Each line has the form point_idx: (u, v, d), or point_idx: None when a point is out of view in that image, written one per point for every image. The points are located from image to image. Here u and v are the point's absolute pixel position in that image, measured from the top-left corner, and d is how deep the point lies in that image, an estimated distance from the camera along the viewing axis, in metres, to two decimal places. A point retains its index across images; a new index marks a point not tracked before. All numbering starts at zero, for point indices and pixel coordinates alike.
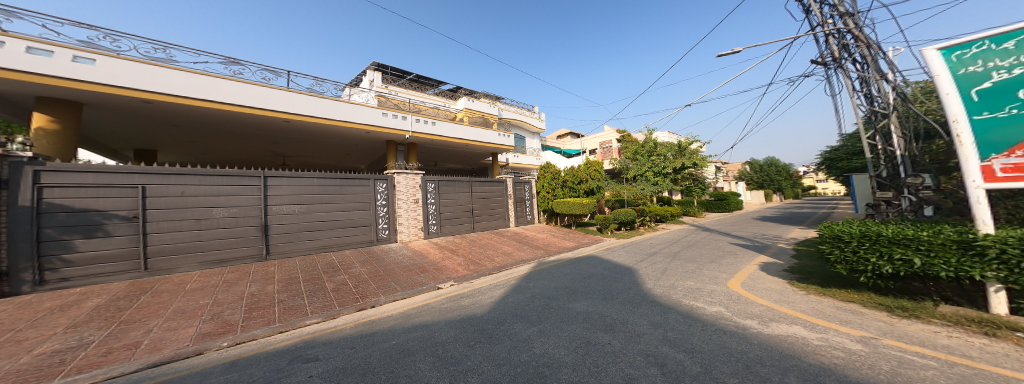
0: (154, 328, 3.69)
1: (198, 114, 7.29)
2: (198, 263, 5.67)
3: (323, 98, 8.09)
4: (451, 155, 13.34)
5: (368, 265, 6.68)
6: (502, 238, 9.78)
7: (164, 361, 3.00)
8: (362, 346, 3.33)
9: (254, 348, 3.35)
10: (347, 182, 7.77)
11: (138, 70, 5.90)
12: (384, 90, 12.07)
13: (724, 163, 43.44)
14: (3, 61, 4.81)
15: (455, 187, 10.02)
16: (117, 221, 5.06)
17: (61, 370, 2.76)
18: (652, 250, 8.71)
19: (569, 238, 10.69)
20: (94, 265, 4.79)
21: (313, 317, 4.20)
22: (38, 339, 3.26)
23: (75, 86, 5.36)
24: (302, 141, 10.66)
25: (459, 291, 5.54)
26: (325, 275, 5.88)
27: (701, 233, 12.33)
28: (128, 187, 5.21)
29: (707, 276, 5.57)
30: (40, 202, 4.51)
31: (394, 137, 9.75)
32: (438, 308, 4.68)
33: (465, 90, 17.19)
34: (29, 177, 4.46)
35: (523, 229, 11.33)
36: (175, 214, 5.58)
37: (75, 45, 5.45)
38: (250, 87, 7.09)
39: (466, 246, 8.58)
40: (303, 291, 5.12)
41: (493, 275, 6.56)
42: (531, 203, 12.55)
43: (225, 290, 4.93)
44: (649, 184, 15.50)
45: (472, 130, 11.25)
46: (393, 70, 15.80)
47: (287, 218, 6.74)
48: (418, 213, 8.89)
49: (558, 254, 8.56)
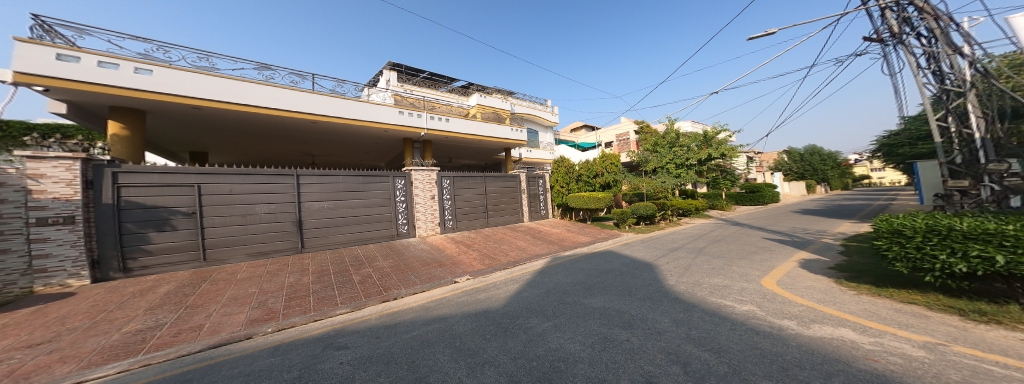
0: (213, 312, 4.08)
1: (239, 118, 7.85)
2: (245, 255, 6.17)
3: (347, 100, 8.45)
4: (466, 151, 13.53)
5: (390, 259, 6.97)
6: (517, 233, 9.81)
7: (220, 342, 3.33)
8: (386, 336, 3.50)
9: (293, 334, 3.61)
10: (370, 179, 8.10)
11: (188, 79, 6.41)
12: (401, 89, 12.38)
13: (758, 154, 40.49)
14: (81, 75, 5.44)
15: (470, 183, 10.14)
16: (180, 216, 5.62)
17: (142, 348, 3.15)
18: (674, 246, 8.38)
19: (585, 233, 10.52)
20: (164, 256, 5.40)
21: (342, 307, 4.46)
22: (125, 319, 3.74)
23: (138, 95, 5.94)
24: (328, 142, 11.24)
25: (475, 285, 5.65)
26: (352, 268, 6.20)
27: (730, 227, 11.65)
28: (186, 186, 5.74)
29: (737, 273, 5.30)
30: (120, 200, 5.14)
31: (410, 135, 10.01)
32: (456, 301, 4.81)
33: (478, 87, 17.27)
34: (109, 178, 5.06)
35: (537, 224, 11.30)
36: (225, 210, 6.08)
37: (133, 57, 5.99)
38: (283, 91, 7.53)
39: (482, 241, 8.71)
40: (333, 282, 5.44)
41: (509, 269, 6.64)
42: (545, 198, 12.46)
43: (269, 280, 5.35)
44: (671, 177, 14.84)
45: (485, 125, 11.29)
46: (407, 69, 16.07)
47: (318, 214, 7.15)
48: (435, 209, 9.08)
49: (573, 250, 8.48)
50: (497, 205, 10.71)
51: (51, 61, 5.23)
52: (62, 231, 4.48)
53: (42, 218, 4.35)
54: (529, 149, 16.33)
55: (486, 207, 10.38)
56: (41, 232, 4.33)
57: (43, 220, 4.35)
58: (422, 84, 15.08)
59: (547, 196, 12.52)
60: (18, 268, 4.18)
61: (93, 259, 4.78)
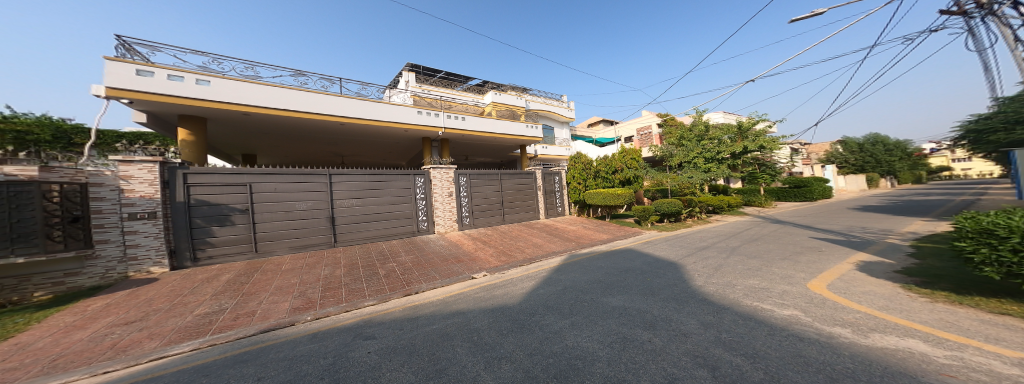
0: (263, 300, 4.51)
1: (281, 123, 8.49)
2: (289, 248, 6.74)
3: (376, 103, 8.89)
4: (482, 149, 13.69)
5: (412, 254, 7.26)
6: (533, 230, 9.80)
7: (270, 327, 3.67)
8: (409, 329, 3.66)
9: (328, 323, 3.88)
10: (394, 178, 8.44)
11: (239, 87, 7.04)
12: (418, 90, 12.74)
13: (805, 145, 36.88)
14: (155, 87, 6.17)
15: (486, 180, 10.23)
16: (236, 212, 6.27)
17: (207, 330, 3.56)
18: (702, 245, 7.94)
19: (604, 230, 10.27)
20: (224, 248, 6.08)
21: (370, 299, 4.71)
22: (192, 305, 4.24)
23: (199, 104, 6.62)
24: (355, 143, 11.87)
25: (492, 281, 5.74)
26: (377, 262, 6.53)
27: (771, 226, 10.78)
28: (239, 185, 6.36)
29: (778, 275, 4.95)
30: (189, 198, 5.88)
31: (428, 134, 10.29)
32: (473, 297, 4.93)
33: (493, 84, 17.34)
34: (181, 178, 5.82)
35: (553, 221, 11.22)
36: (271, 206, 6.65)
37: (194, 70, 6.66)
38: (320, 96, 8.07)
39: (498, 238, 8.81)
40: (361, 275, 5.77)
41: (524, 266, 6.67)
42: (561, 196, 12.35)
43: (307, 272, 5.78)
44: (698, 172, 13.92)
45: (499, 122, 11.31)
46: (425, 70, 16.47)
47: (349, 210, 7.59)
48: (452, 206, 9.28)
49: (591, 247, 8.35)
50: (514, 202, 10.76)
51: (130, 76, 5.96)
52: (147, 224, 5.31)
53: (132, 213, 5.19)
54: (545, 146, 16.15)
55: (503, 204, 10.47)
56: (132, 225, 5.16)
57: (134, 215, 5.20)
58: (439, 84, 15.38)
59: (563, 193, 12.41)
60: (115, 257, 5.00)
61: (170, 249, 5.56)
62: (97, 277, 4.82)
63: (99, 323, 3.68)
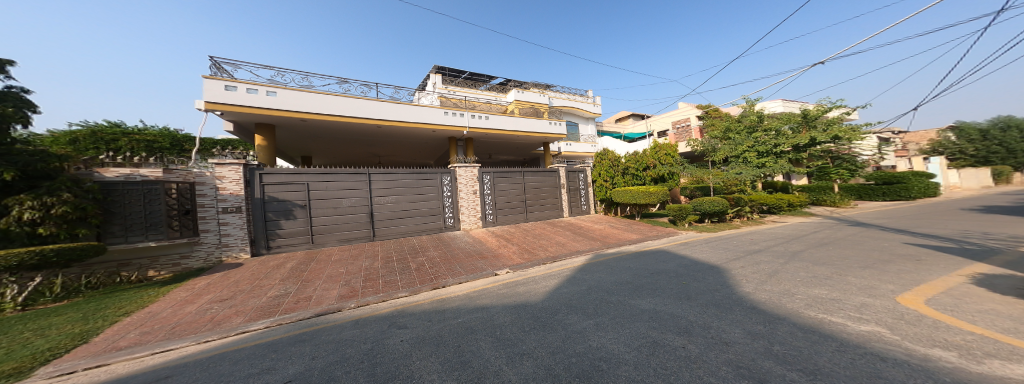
0: (317, 286, 5.05)
1: (333, 127, 9.35)
2: (337, 240, 7.50)
3: (414, 106, 9.44)
4: (503, 147, 13.83)
5: (440, 249, 7.59)
6: (556, 228, 9.68)
7: (323, 311, 4.08)
8: (437, 320, 3.83)
9: (368, 311, 4.19)
10: (424, 176, 8.89)
11: (301, 97, 7.90)
12: (445, 92, 13.21)
13: (897, 134, 30.71)
14: (237, 100, 7.19)
15: (508, 178, 10.27)
16: (298, 207, 7.16)
17: (276, 311, 4.08)
18: (752, 248, 7.11)
19: (634, 230, 9.78)
20: (290, 238, 7.04)
21: (403, 291, 4.98)
22: (262, 289, 4.89)
23: (269, 113, 7.54)
24: (392, 144, 12.64)
25: (514, 278, 5.75)
26: (409, 256, 6.94)
27: (850, 230, 9.18)
28: (298, 184, 7.22)
29: (854, 283, 4.25)
30: (264, 195, 6.90)
31: (454, 134, 10.60)
32: (496, 293, 4.96)
33: (516, 82, 17.37)
34: (258, 178, 6.85)
35: (577, 219, 10.99)
36: (323, 203, 7.43)
37: (265, 82, 7.59)
38: (367, 103, 8.78)
39: (521, 236, 8.85)
40: (396, 268, 6.16)
41: (548, 264, 6.62)
42: (585, 194, 12.08)
43: (351, 263, 6.34)
44: (749, 168, 12.53)
45: (522, 120, 11.30)
46: (451, 71, 16.99)
47: (387, 207, 8.16)
48: (476, 204, 9.50)
49: (619, 247, 8.02)
50: (538, 199, 10.73)
51: (218, 91, 7.02)
52: (235, 217, 6.48)
53: (226, 207, 6.39)
54: (569, 143, 15.79)
55: (527, 201, 10.50)
56: (225, 217, 6.38)
57: (227, 209, 6.39)
58: (464, 84, 15.77)
59: (587, 190, 12.13)
60: (216, 243, 6.31)
61: (250, 238, 6.66)
62: (203, 259, 6.19)
63: (201, 300, 4.49)
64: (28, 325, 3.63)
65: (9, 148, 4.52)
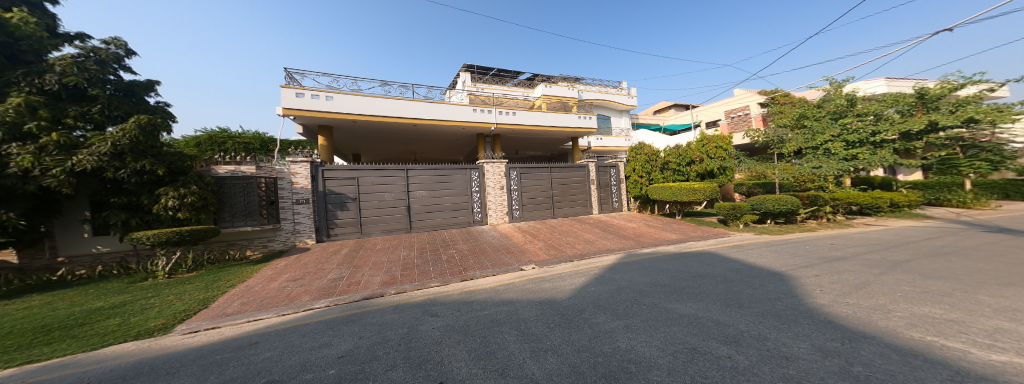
0: (362, 273, 5.55)
1: (379, 128, 10.09)
2: (381, 231, 8.17)
3: (451, 106, 9.84)
4: (532, 143, 13.76)
5: (469, 242, 7.83)
6: (584, 225, 9.38)
7: (369, 296, 4.48)
8: (465, 311, 3.96)
9: (404, 298, 4.46)
10: (457, 172, 9.22)
11: (353, 100, 8.64)
12: (474, 89, 13.50)
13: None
14: (303, 105, 8.09)
15: (536, 174, 10.23)
16: (349, 200, 7.91)
17: (332, 291, 4.62)
18: (816, 246, 6.13)
19: (673, 230, 8.72)
20: (344, 227, 7.85)
21: (434, 281, 5.20)
22: (318, 273, 5.51)
23: (327, 116, 8.37)
24: (430, 141, 13.28)
25: (539, 274, 5.06)
26: (440, 248, 7.29)
27: (959, 230, 7.39)
28: (348, 179, 7.96)
29: (958, 285, 3.44)
30: (325, 188, 7.77)
31: (482, 130, 10.80)
32: (521, 288, 4.63)
33: (544, 76, 17.08)
34: (319, 173, 7.70)
35: (609, 216, 10.58)
36: (370, 196, 8.11)
37: (325, 88, 8.44)
38: (409, 103, 9.33)
39: (548, 231, 8.66)
40: (428, 259, 6.50)
41: (575, 261, 5.60)
42: (617, 190, 11.57)
43: (391, 252, 6.85)
44: (833, 161, 10.21)
45: (550, 115, 11.14)
46: (480, 69, 17.25)
47: (425, 201, 8.68)
48: (504, 199, 9.64)
49: (657, 249, 6.63)
50: (568, 195, 10.58)
51: (291, 97, 8.01)
52: (305, 207, 7.47)
53: (298, 199, 7.40)
54: (600, 137, 15.19)
55: (555, 197, 10.39)
56: (298, 208, 7.40)
57: (300, 200, 7.41)
58: (493, 80, 15.93)
59: (620, 186, 11.58)
60: (292, 230, 7.33)
61: (315, 226, 7.59)
62: (284, 243, 7.26)
63: (280, 278, 5.22)
64: (173, 291, 4.73)
65: (159, 150, 5.83)
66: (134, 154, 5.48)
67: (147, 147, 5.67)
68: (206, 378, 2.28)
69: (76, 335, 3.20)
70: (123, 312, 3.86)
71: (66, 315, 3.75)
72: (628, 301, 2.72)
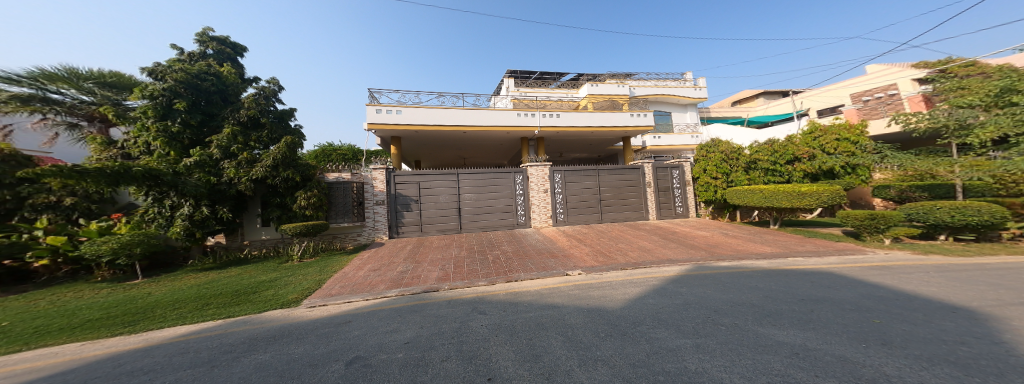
0: (418, 268, 5.90)
1: (437, 136, 10.80)
2: (437, 230, 8.70)
3: (502, 112, 10.07)
4: (578, 144, 13.35)
5: (513, 245, 7.80)
6: (639, 231, 8.52)
7: (428, 289, 4.73)
8: (512, 312, 3.92)
9: (455, 294, 4.60)
10: (504, 175, 9.37)
11: (417, 112, 9.36)
12: (518, 94, 13.67)
13: None
14: (376, 120, 9.03)
15: (583, 176, 9.87)
16: (410, 203, 8.55)
17: (400, 282, 5.03)
18: (967, 261, 4.61)
19: (765, 242, 6.67)
20: (407, 226, 8.53)
21: (481, 280, 5.27)
22: (381, 266, 6.03)
23: (393, 128, 9.19)
24: (482, 147, 13.88)
25: (587, 280, 4.82)
26: (486, 249, 7.41)
27: None
28: (409, 183, 8.61)
29: None
30: (396, 191, 8.51)
31: (527, 133, 10.81)
32: (568, 292, 4.48)
33: (589, 76, 16.51)
34: (391, 177, 8.48)
35: (666, 222, 9.67)
36: (428, 199, 8.67)
37: (395, 104, 9.31)
38: (463, 112, 9.78)
39: (596, 237, 8.10)
40: (475, 259, 6.65)
41: (626, 270, 5.14)
42: (679, 193, 10.52)
43: (444, 251, 7.18)
44: None
45: (598, 115, 10.71)
46: (523, 73, 17.41)
47: (477, 203, 9.01)
48: (548, 202, 9.49)
49: (728, 257, 5.58)
50: (621, 198, 10.07)
51: (372, 114, 9.04)
52: (380, 207, 8.29)
53: (377, 200, 8.26)
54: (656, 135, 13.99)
55: (603, 201, 9.89)
56: (376, 208, 8.25)
57: (378, 201, 8.27)
58: (536, 84, 15.92)
59: (684, 189, 10.45)
60: (374, 226, 8.22)
61: (388, 225, 8.38)
62: (368, 238, 8.18)
63: (363, 268, 5.84)
64: (302, 271, 5.72)
65: (298, 162, 7.19)
66: (284, 165, 6.87)
67: (292, 159, 7.04)
68: (316, 346, 2.61)
69: (254, 300, 4.14)
70: (274, 285, 4.84)
71: (246, 284, 4.95)
72: (701, 318, 2.38)
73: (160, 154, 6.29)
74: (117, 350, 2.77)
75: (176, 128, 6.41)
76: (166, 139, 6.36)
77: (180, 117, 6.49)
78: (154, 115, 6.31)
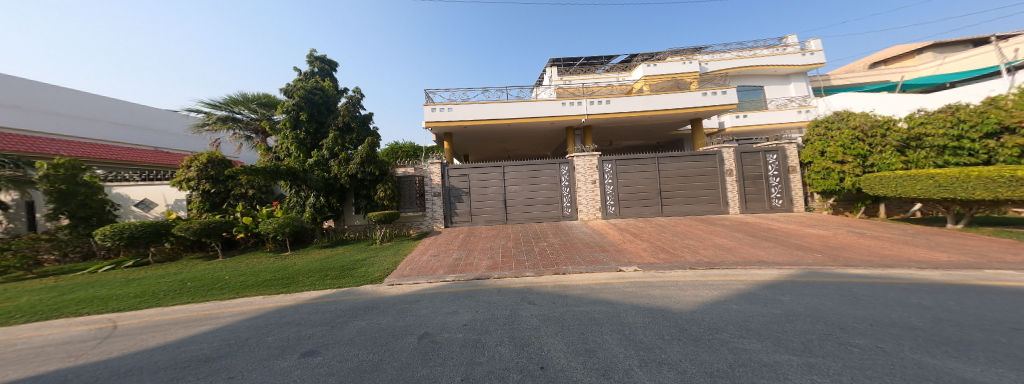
0: (468, 256, 6.13)
1: (485, 131, 11.04)
2: (485, 221, 8.96)
3: (547, 101, 9.83)
4: (630, 131, 12.46)
5: (559, 237, 7.64)
6: (714, 227, 7.48)
7: (480, 276, 4.89)
8: (562, 304, 3.83)
9: (505, 283, 4.66)
10: (550, 166, 9.18)
11: (465, 108, 9.63)
12: (563, 82, 13.23)
13: None
14: (429, 118, 9.54)
15: (638, 165, 9.14)
16: (460, 195, 8.92)
17: (454, 268, 5.28)
18: None
19: (878, 243, 5.40)
20: (459, 217, 8.93)
21: (529, 271, 5.26)
22: (436, 252, 6.41)
23: (444, 124, 9.60)
24: (528, 139, 13.83)
25: (644, 277, 4.49)
26: (532, 241, 7.38)
27: None
28: (460, 176, 8.96)
29: None
30: (450, 183, 8.93)
31: (573, 123, 10.40)
32: (623, 288, 4.24)
33: (643, 56, 15.20)
34: (444, 171, 8.93)
35: (737, 216, 8.51)
36: (478, 191, 8.95)
37: (446, 102, 9.70)
38: (509, 105, 9.79)
39: (652, 232, 7.45)
40: (522, 250, 6.66)
41: (691, 269, 4.63)
42: (774, 182, 9.00)
43: (492, 241, 7.35)
44: None
45: (656, 98, 9.85)
46: (568, 60, 16.76)
47: (523, 194, 9.01)
48: (597, 194, 9.07)
49: (826, 259, 4.65)
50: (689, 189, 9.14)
51: (427, 113, 9.54)
52: (436, 199, 8.79)
53: (434, 192, 8.78)
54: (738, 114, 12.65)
55: (660, 192, 9.08)
56: (433, 200, 8.78)
57: (435, 193, 8.78)
58: (582, 70, 15.20)
59: (784, 177, 8.92)
60: (432, 216, 8.75)
61: (444, 215, 8.86)
62: (429, 226, 8.73)
63: (425, 253, 6.31)
64: (383, 253, 6.38)
65: (377, 159, 7.98)
66: (366, 162, 7.67)
67: (373, 156, 7.84)
68: (396, 319, 2.87)
69: (353, 274, 4.75)
70: (365, 263, 5.49)
71: (346, 261, 5.73)
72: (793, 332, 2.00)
73: (295, 156, 7.68)
74: (240, 309, 3.42)
75: (301, 134, 7.68)
76: (297, 144, 7.68)
77: (303, 126, 7.74)
78: (290, 125, 7.71)
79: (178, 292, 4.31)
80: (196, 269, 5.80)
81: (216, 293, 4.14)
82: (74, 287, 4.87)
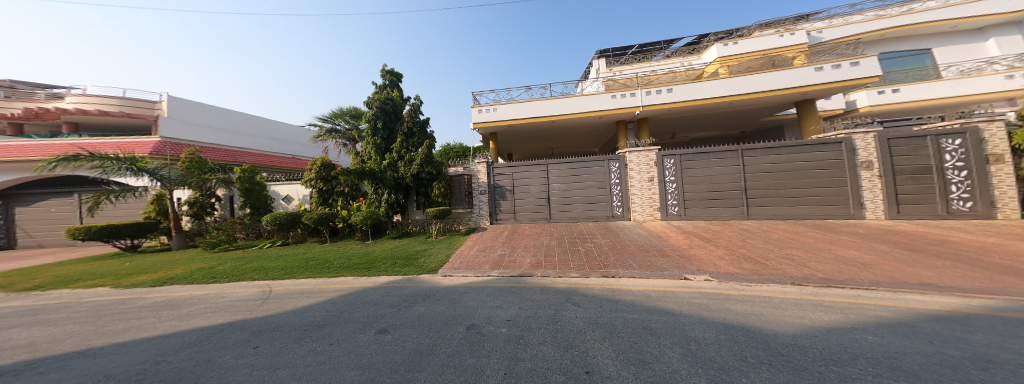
0: (513, 253, 6.10)
1: (530, 129, 10.96)
2: (529, 219, 8.89)
3: (596, 95, 9.36)
4: (692, 122, 11.25)
5: (607, 238, 7.21)
6: (807, 236, 6.29)
7: (524, 274, 4.81)
8: (612, 309, 3.56)
9: (548, 282, 4.51)
10: (597, 162, 8.72)
11: (513, 107, 9.65)
12: (614, 74, 12.47)
13: None
14: (478, 119, 9.79)
15: (703, 160, 8.17)
16: (504, 193, 8.98)
17: (497, 264, 5.29)
18: None
19: None
20: (504, 214, 9.00)
21: (574, 271, 5.02)
22: (483, 247, 6.52)
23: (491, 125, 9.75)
24: (575, 135, 13.36)
25: (718, 290, 3.96)
26: (577, 240, 7.08)
27: None
28: (504, 175, 9.01)
29: None
30: (496, 181, 9.04)
31: (625, 116, 9.73)
32: (687, 299, 3.78)
33: (711, 38, 13.54)
34: (489, 169, 9.08)
35: (832, 222, 7.09)
36: (523, 189, 8.91)
37: (492, 102, 9.86)
38: (557, 101, 9.55)
39: (720, 238, 6.59)
40: (567, 249, 6.42)
41: (779, 284, 3.96)
42: (955, 176, 6.80)
43: (536, 239, 7.24)
44: None
45: (728, 83, 8.76)
46: (619, 50, 15.76)
47: (568, 192, 8.73)
48: (652, 193, 8.36)
49: (980, 285, 3.55)
50: (777, 187, 7.81)
51: (475, 115, 9.80)
52: (482, 197, 8.98)
53: (479, 190, 8.98)
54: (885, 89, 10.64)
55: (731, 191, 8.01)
56: (478, 198, 8.99)
57: (480, 191, 8.98)
58: (635, 59, 14.17)
59: (976, 170, 6.64)
60: (479, 213, 8.97)
61: (489, 212, 9.01)
62: (475, 222, 8.97)
63: (473, 248, 6.46)
64: (437, 246, 6.73)
65: (434, 159, 8.46)
66: (425, 162, 8.23)
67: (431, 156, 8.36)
68: (446, 308, 2.94)
69: (416, 264, 5.08)
70: (423, 254, 5.85)
71: (408, 251, 6.18)
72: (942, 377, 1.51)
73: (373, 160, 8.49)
74: (313, 288, 3.84)
75: (376, 140, 8.50)
76: (375, 149, 8.51)
77: (377, 133, 8.57)
78: (370, 133, 8.58)
79: (304, 268, 5.00)
80: (311, 250, 6.81)
81: (328, 270, 4.76)
82: (250, 258, 6.17)
